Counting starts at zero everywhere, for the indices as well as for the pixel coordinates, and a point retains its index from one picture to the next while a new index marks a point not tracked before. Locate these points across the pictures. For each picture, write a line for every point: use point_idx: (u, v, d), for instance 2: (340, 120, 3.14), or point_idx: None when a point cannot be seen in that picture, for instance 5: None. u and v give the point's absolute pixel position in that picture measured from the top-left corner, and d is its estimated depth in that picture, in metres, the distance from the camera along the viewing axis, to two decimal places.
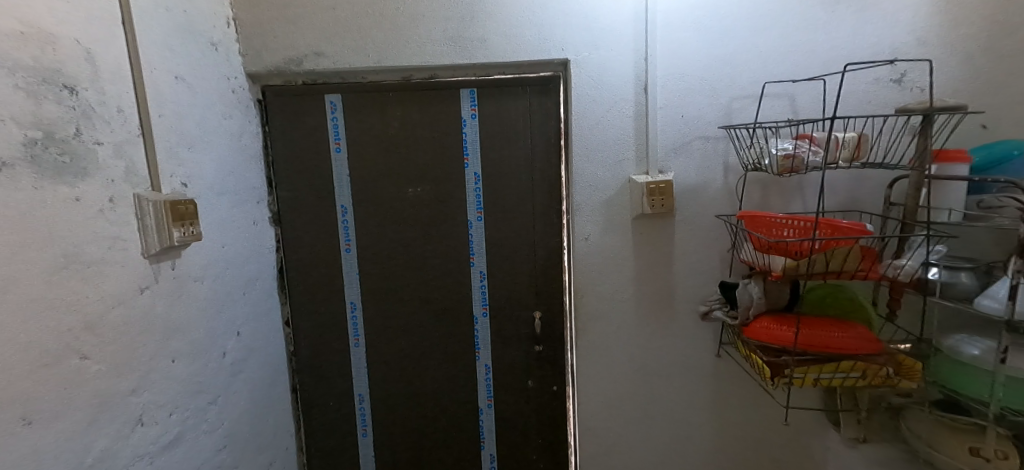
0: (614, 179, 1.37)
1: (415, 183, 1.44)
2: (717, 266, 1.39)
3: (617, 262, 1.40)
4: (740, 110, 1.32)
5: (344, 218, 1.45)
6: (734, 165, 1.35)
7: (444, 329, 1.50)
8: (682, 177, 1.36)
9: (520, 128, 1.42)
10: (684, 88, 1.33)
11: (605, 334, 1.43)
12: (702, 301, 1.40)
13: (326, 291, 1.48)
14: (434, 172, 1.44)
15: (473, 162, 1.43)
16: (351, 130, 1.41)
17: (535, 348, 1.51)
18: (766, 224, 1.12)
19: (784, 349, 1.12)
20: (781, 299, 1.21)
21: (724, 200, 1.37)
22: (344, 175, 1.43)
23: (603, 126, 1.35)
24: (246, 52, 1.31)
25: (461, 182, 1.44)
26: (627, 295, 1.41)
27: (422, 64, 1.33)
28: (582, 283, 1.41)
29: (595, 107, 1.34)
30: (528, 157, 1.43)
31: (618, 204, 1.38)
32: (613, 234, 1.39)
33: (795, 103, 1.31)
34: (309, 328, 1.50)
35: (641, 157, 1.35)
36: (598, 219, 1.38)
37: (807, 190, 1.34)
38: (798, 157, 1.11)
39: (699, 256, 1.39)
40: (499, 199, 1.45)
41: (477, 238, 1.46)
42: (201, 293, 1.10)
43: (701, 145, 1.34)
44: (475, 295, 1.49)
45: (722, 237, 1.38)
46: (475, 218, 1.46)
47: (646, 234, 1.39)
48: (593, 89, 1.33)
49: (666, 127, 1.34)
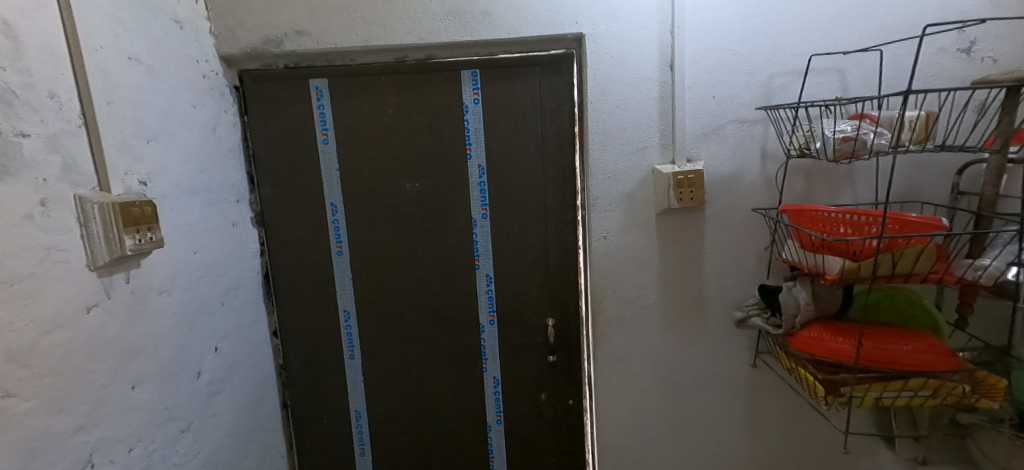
0: (636, 170, 1.22)
1: (413, 177, 1.29)
2: (754, 266, 1.24)
3: (639, 262, 1.25)
4: (780, 87, 1.16)
5: (335, 217, 1.31)
6: (773, 153, 1.19)
7: (448, 339, 1.36)
8: (714, 166, 1.20)
9: (528, 114, 1.26)
10: (715, 64, 1.16)
11: (627, 342, 1.28)
12: (736, 304, 1.25)
13: (317, 298, 1.34)
14: (434, 165, 1.29)
15: (477, 153, 1.28)
16: (340, 119, 1.26)
17: (548, 358, 1.36)
18: (818, 219, 0.98)
19: (840, 364, 0.96)
20: (832, 305, 1.06)
21: (763, 191, 1.20)
22: (334, 169, 1.28)
23: (623, 110, 1.19)
24: (218, 31, 1.16)
25: (464, 175, 1.29)
26: (650, 299, 1.27)
27: (417, 43, 1.17)
28: (600, 287, 1.26)
29: (614, 88, 1.19)
30: (539, 146, 1.28)
31: (640, 199, 1.23)
32: (635, 231, 1.24)
33: (844, 78, 1.14)
34: (299, 339, 1.36)
35: (666, 144, 1.20)
36: (617, 215, 1.23)
37: (858, 180, 1.18)
38: (860, 139, 0.92)
39: (732, 255, 1.24)
40: (507, 195, 1.30)
41: (482, 238, 1.31)
42: (169, 307, 0.96)
43: (735, 130, 1.18)
44: (481, 301, 1.34)
45: (760, 233, 1.22)
46: (480, 216, 1.31)
47: (673, 231, 1.23)
48: (611, 67, 1.18)
49: (695, 110, 1.18)
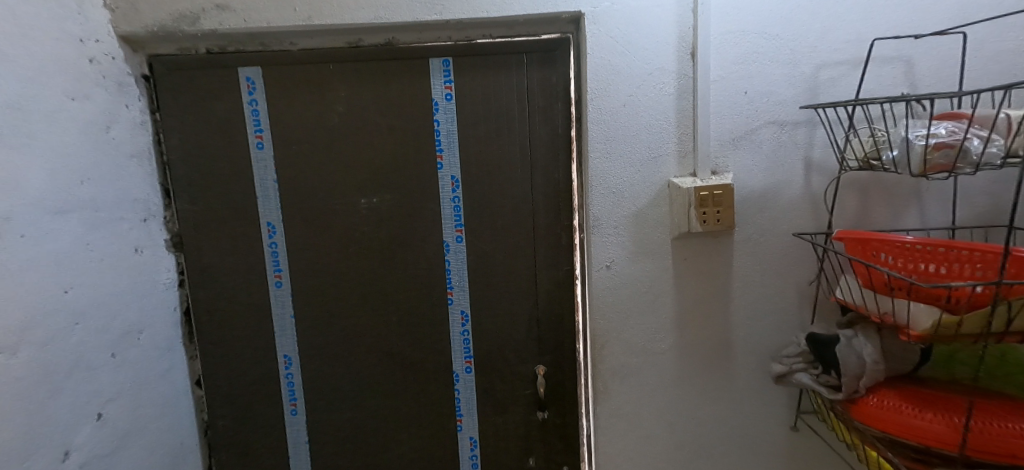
0: (647, 184, 0.99)
1: (370, 192, 1.04)
2: (795, 305, 0.99)
3: (651, 298, 1.01)
4: (830, 81, 0.92)
5: (272, 240, 1.05)
6: (820, 164, 0.95)
7: (415, 390, 1.11)
8: (745, 180, 0.96)
9: (514, 113, 1.02)
10: (747, 51, 0.93)
11: (635, 398, 1.03)
12: (772, 353, 1.01)
13: (250, 340, 1.08)
14: (396, 176, 1.04)
15: (449, 162, 1.03)
16: (278, 117, 1.01)
17: (537, 415, 1.11)
18: (895, 252, 0.75)
19: (929, 450, 0.72)
20: (907, 364, 0.81)
21: (807, 211, 0.96)
22: (270, 180, 1.03)
23: (632, 109, 0.96)
24: (114, 4, 0.90)
25: (433, 189, 1.04)
26: (664, 344, 1.02)
27: (372, 22, 0.93)
28: (603, 329, 1.02)
29: (620, 81, 0.96)
30: (526, 153, 1.03)
31: (652, 220, 0.99)
32: (646, 259, 1.00)
33: (913, 69, 0.90)
34: (227, 391, 1.10)
35: (685, 152, 0.98)
36: (625, 239, 1.00)
37: (930, 198, 0.93)
38: (962, 147, 0.68)
39: (768, 291, 0.99)
40: (487, 214, 1.05)
41: (456, 267, 1.07)
42: (14, 370, 0.70)
43: (773, 134, 0.95)
44: (455, 345, 1.09)
45: (803, 264, 0.98)
46: (454, 239, 1.06)
47: (693, 260, 1.00)
48: (616, 55, 0.95)
49: (721, 110, 0.95)
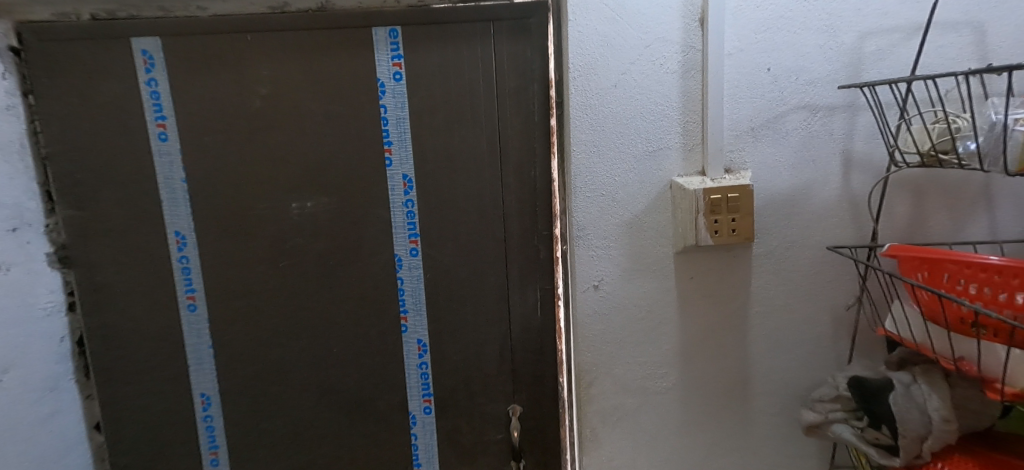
0: (644, 184, 0.79)
1: (304, 194, 0.85)
2: (826, 335, 0.80)
3: (649, 325, 0.82)
4: (876, 54, 0.73)
5: (183, 254, 0.85)
6: (862, 160, 0.76)
7: (363, 435, 0.91)
8: (767, 180, 0.77)
9: (479, 97, 0.82)
10: (773, 15, 0.74)
11: (631, 448, 0.84)
12: (798, 394, 0.82)
13: (159, 376, 0.88)
14: (335, 175, 0.84)
15: (400, 158, 0.84)
16: (186, 101, 0.81)
17: (511, 464, 0.92)
18: (974, 278, 0.56)
19: None
20: (984, 423, 0.62)
21: (843, 220, 0.77)
22: (178, 180, 0.83)
23: (625, 90, 0.77)
24: None
25: (381, 191, 0.85)
26: (667, 382, 0.83)
27: None
28: (590, 362, 0.83)
29: (610, 55, 0.76)
30: (495, 147, 0.84)
31: (651, 228, 0.80)
32: (644, 276, 0.81)
33: (984, 38, 0.71)
34: (133, 437, 0.90)
35: (692, 144, 0.78)
36: (615, 252, 0.81)
37: (1000, 202, 0.74)
38: None
39: (794, 318, 0.80)
40: (448, 222, 0.86)
41: (411, 286, 0.88)
42: None
43: (802, 122, 0.76)
44: (411, 380, 0.90)
45: (839, 285, 0.78)
46: (407, 252, 0.87)
47: (701, 278, 0.80)
48: (605, 21, 0.76)
49: (738, 91, 0.76)
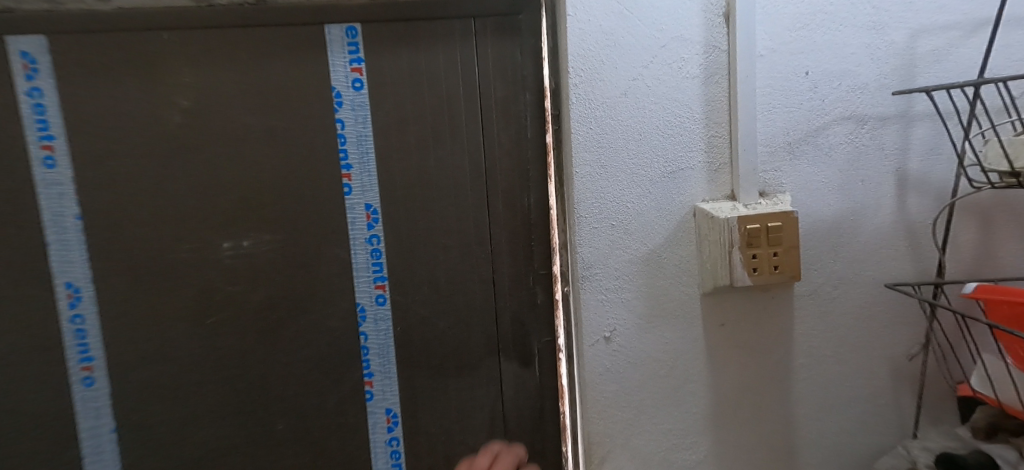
0: (661, 212, 0.65)
1: (238, 231, 0.67)
2: (884, 389, 0.66)
3: (672, 384, 0.67)
4: (932, 55, 0.62)
5: (77, 311, 0.66)
6: (917, 180, 0.64)
7: None
8: (810, 205, 0.64)
9: (459, 109, 0.67)
10: (811, 9, 0.62)
11: None
12: (850, 460, 0.68)
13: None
14: (278, 207, 0.67)
15: (362, 184, 0.68)
16: (81, 115, 0.63)
17: None
18: None
19: None
20: None
21: (898, 251, 0.65)
22: (70, 217, 0.64)
23: (637, 99, 0.63)
24: None
25: (338, 226, 0.68)
26: (695, 453, 0.68)
27: None
28: (602, 432, 0.67)
29: (618, 57, 0.63)
30: (479, 170, 0.69)
31: (671, 266, 0.66)
32: (665, 324, 0.66)
33: None
34: None
35: (717, 163, 0.65)
36: (629, 296, 0.66)
37: None
38: None
39: (847, 370, 0.66)
40: (423, 262, 0.70)
41: (377, 342, 0.71)
42: None
43: (847, 136, 0.63)
44: (380, 458, 0.73)
45: (897, 329, 0.65)
46: (373, 300, 0.70)
47: (735, 326, 0.66)
48: (612, 16, 0.62)
49: (771, 99, 0.63)
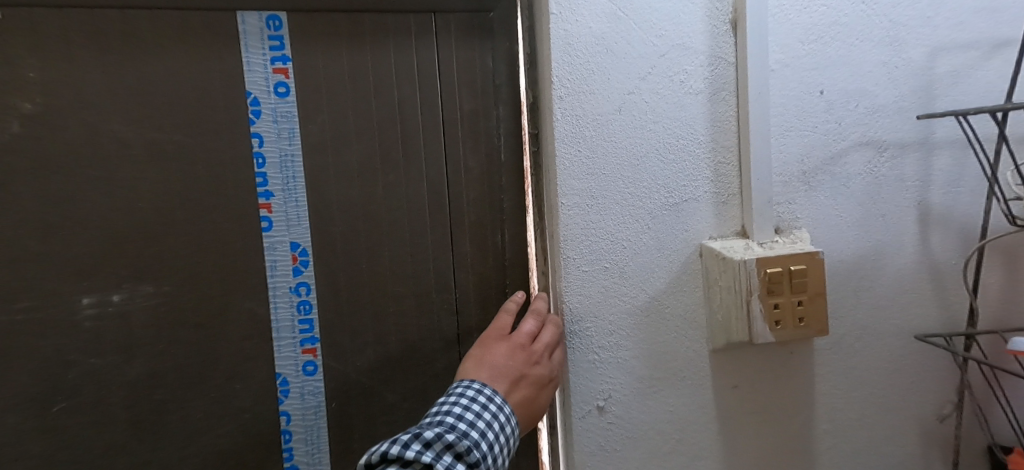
0: (662, 252, 0.54)
1: (107, 283, 0.49)
2: (907, 452, 0.58)
3: (677, 460, 0.55)
4: (951, 77, 0.56)
5: None
6: (940, 215, 0.57)
7: None
8: (830, 243, 0.55)
9: (416, 124, 0.54)
10: (825, 21, 0.54)
11: None
12: None
13: None
14: (168, 249, 0.50)
15: (286, 218, 0.52)
16: None
17: None
18: None
19: None
20: None
21: (922, 294, 0.57)
22: None
23: (633, 116, 0.52)
24: None
25: (253, 273, 0.52)
26: None
27: None
28: None
29: (611, 65, 0.52)
30: (441, 200, 0.55)
31: (675, 316, 0.54)
32: (669, 388, 0.54)
33: None
34: None
35: (724, 194, 0.55)
36: (627, 354, 0.54)
37: None
38: None
39: (869, 433, 0.57)
40: (368, 316, 0.55)
41: (304, 425, 0.54)
42: None
43: (866, 164, 0.55)
44: None
45: (921, 383, 0.57)
46: (299, 369, 0.54)
47: (749, 388, 0.55)
48: (604, 17, 0.51)
49: (786, 121, 0.54)
